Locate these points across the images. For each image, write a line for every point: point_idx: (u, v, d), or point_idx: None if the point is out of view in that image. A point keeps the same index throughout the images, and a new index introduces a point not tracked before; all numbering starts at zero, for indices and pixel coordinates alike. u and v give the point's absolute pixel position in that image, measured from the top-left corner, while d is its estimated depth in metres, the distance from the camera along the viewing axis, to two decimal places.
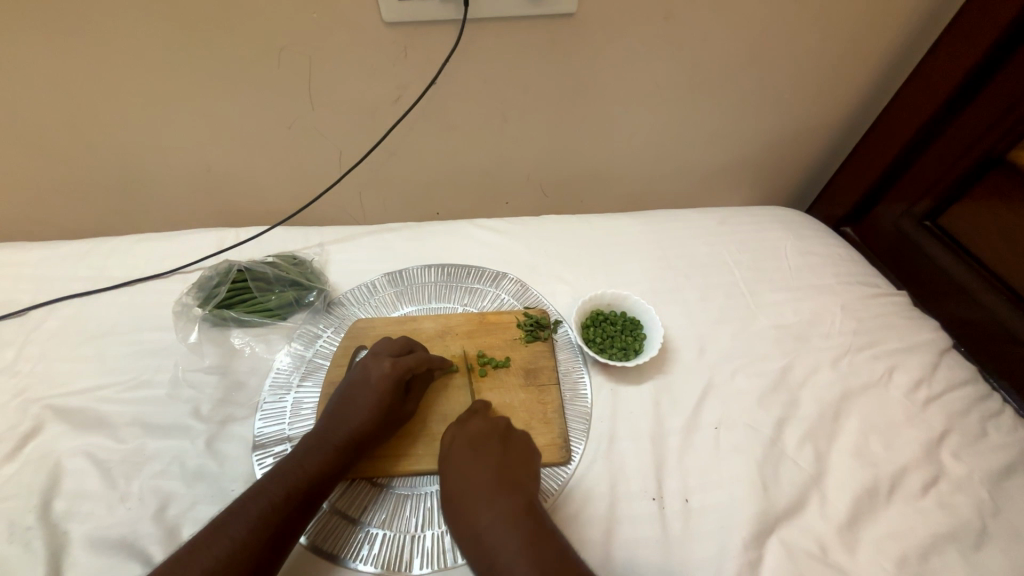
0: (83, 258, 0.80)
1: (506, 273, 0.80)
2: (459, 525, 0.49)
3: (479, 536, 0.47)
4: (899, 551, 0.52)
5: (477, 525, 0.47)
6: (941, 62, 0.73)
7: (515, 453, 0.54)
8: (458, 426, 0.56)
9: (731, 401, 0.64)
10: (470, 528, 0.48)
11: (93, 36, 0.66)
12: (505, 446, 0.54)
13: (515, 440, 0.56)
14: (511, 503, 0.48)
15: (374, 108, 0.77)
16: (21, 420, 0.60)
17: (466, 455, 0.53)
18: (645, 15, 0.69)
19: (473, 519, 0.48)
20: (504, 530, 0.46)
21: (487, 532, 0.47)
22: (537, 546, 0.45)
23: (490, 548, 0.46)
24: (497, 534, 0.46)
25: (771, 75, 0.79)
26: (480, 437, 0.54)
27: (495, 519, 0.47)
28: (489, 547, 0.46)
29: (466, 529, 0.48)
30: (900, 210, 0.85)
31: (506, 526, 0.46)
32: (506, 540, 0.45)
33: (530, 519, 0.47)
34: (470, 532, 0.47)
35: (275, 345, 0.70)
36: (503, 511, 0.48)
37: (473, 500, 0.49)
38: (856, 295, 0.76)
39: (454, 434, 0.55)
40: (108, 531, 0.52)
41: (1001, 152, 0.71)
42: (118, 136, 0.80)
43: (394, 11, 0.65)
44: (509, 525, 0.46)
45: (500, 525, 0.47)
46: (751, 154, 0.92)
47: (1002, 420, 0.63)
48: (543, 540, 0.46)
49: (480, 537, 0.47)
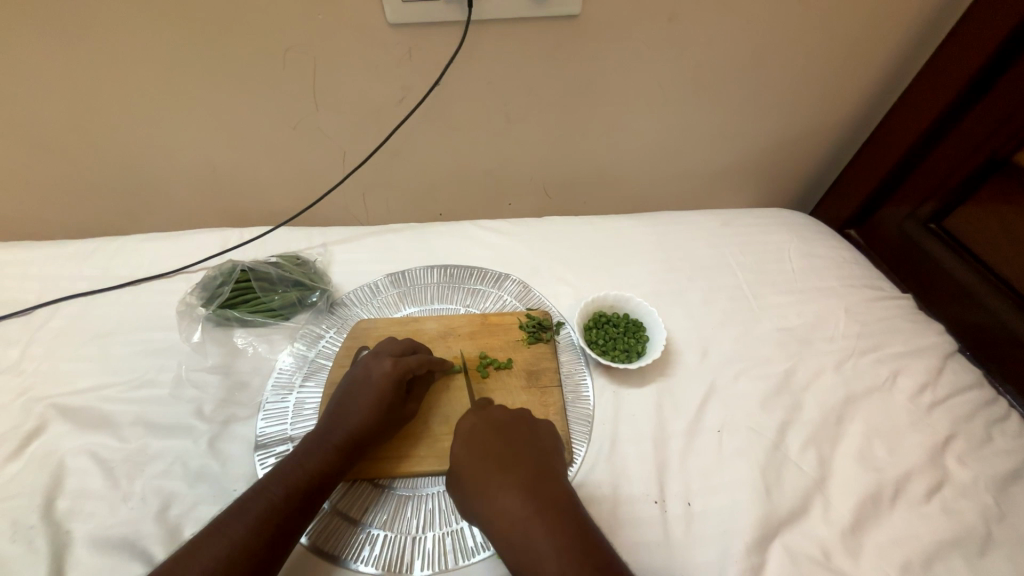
0: (87, 257, 0.80)
1: (509, 274, 0.80)
2: (488, 515, 0.48)
3: (512, 527, 0.46)
4: (903, 556, 0.52)
5: (508, 516, 0.47)
6: (946, 64, 0.72)
7: (538, 442, 0.54)
8: (479, 413, 0.56)
9: (734, 405, 0.63)
10: (501, 518, 0.47)
11: (98, 36, 0.66)
12: (527, 435, 0.54)
13: (538, 432, 0.56)
14: (541, 494, 0.48)
15: (377, 109, 0.78)
16: (24, 419, 0.61)
17: (488, 442, 0.53)
18: (649, 16, 0.69)
19: (503, 510, 0.47)
20: (537, 521, 0.46)
21: (519, 522, 0.46)
22: (572, 536, 0.45)
23: (524, 540, 0.45)
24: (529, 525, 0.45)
25: (775, 77, 0.79)
26: (503, 425, 0.54)
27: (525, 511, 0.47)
28: (523, 540, 0.45)
29: (495, 520, 0.47)
30: (904, 213, 0.85)
31: (539, 517, 0.46)
32: (540, 530, 0.45)
33: (560, 509, 0.47)
34: (502, 522, 0.47)
35: (277, 345, 0.70)
36: (534, 501, 0.47)
37: (501, 490, 0.48)
38: (860, 298, 0.76)
39: (474, 422, 0.55)
40: (111, 531, 0.52)
41: (1005, 155, 0.71)
42: (122, 136, 0.80)
43: (398, 13, 0.65)
44: (541, 515, 0.46)
45: (532, 516, 0.46)
46: (755, 155, 0.92)
47: (1008, 425, 0.63)
48: (576, 530, 0.46)
49: (513, 528, 0.46)
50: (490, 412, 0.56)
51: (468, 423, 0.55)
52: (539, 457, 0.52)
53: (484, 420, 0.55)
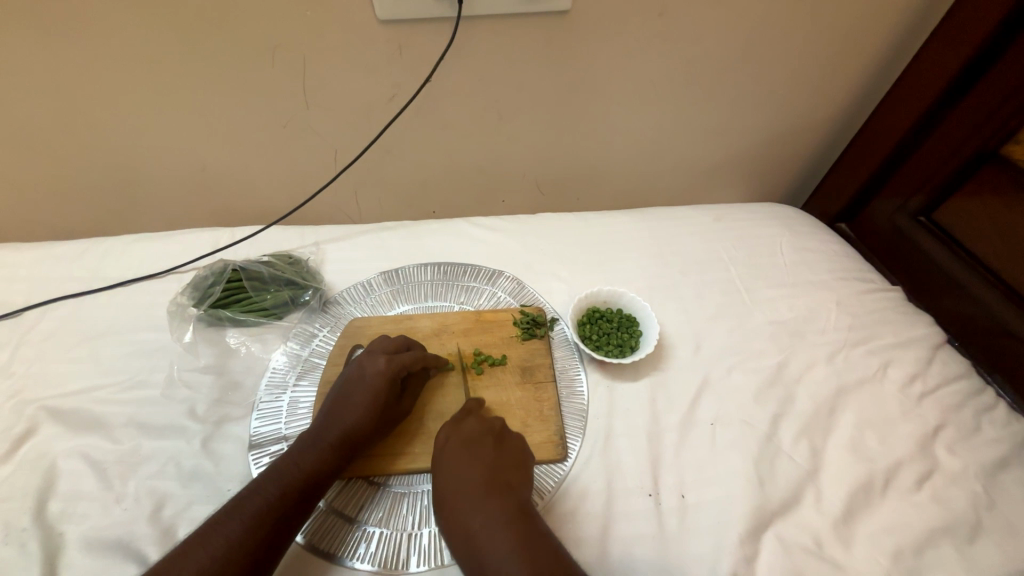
0: (78, 258, 0.80)
1: (503, 271, 0.80)
2: (451, 531, 0.49)
3: (471, 546, 0.47)
4: (894, 544, 0.52)
5: (468, 534, 0.47)
6: (935, 57, 0.73)
7: (509, 457, 0.54)
8: (452, 428, 0.56)
9: (727, 398, 0.64)
10: (462, 536, 0.48)
11: (84, 36, 0.66)
12: (496, 451, 0.54)
13: (509, 445, 0.55)
14: (504, 512, 0.48)
15: (369, 106, 0.77)
16: (16, 421, 0.60)
17: (456, 458, 0.53)
18: (640, 11, 0.69)
19: (465, 530, 0.48)
20: (495, 539, 0.46)
21: (478, 540, 0.46)
22: (530, 553, 0.44)
23: (482, 557, 0.45)
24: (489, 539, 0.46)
25: (765, 71, 0.79)
26: (473, 441, 0.54)
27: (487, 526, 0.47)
28: (481, 560, 0.45)
29: (457, 537, 0.48)
30: (894, 206, 0.85)
31: (496, 536, 0.46)
32: (498, 548, 0.45)
33: (523, 526, 0.47)
34: (462, 541, 0.47)
35: (270, 344, 0.69)
36: (494, 518, 0.47)
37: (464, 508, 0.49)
38: (851, 291, 0.77)
39: (446, 437, 0.55)
40: (104, 532, 0.52)
41: (995, 147, 0.71)
42: (110, 136, 0.80)
43: (388, 9, 0.65)
44: (499, 533, 0.46)
45: (491, 533, 0.46)
46: (747, 150, 0.93)
47: (996, 415, 0.63)
48: (536, 546, 0.45)
49: (471, 546, 0.47)
50: (464, 427, 0.56)
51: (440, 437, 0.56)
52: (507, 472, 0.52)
53: (455, 435, 0.55)
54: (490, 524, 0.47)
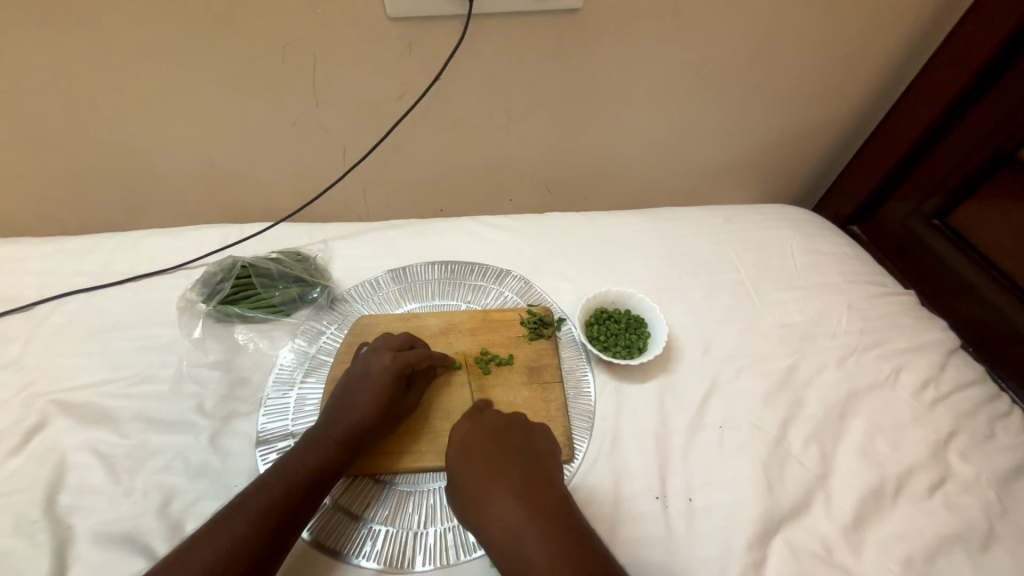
0: (88, 252, 0.80)
1: (510, 270, 0.80)
2: (483, 523, 0.48)
3: (508, 538, 0.46)
4: (905, 552, 0.52)
5: (505, 526, 0.46)
6: (952, 58, 0.72)
7: (534, 449, 0.53)
8: (472, 421, 0.56)
9: (735, 400, 0.63)
10: (497, 528, 0.47)
11: (96, 32, 0.66)
12: (523, 443, 0.54)
13: (534, 437, 0.55)
14: (540, 504, 0.47)
15: (378, 104, 0.77)
16: (25, 414, 0.61)
17: (482, 449, 0.52)
18: (652, 9, 0.68)
19: (501, 522, 0.47)
20: (535, 532, 0.45)
21: (517, 530, 0.46)
22: (572, 546, 0.44)
23: (522, 549, 0.45)
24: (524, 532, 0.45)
25: (778, 71, 0.78)
26: (499, 433, 0.54)
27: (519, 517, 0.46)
28: (520, 551, 0.45)
29: (491, 530, 0.47)
30: (907, 208, 0.84)
31: (536, 528, 0.45)
32: (540, 540, 0.45)
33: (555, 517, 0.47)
34: (498, 533, 0.46)
35: (278, 341, 0.70)
36: (531, 510, 0.47)
37: (498, 499, 0.48)
38: (863, 294, 0.76)
39: (469, 429, 0.55)
40: (112, 526, 0.52)
41: (1011, 150, 0.70)
42: (121, 132, 0.80)
43: (398, 6, 0.65)
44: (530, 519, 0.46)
45: (530, 525, 0.46)
46: (757, 151, 0.92)
47: (1011, 421, 0.62)
48: (575, 539, 0.45)
49: (508, 539, 0.46)
50: (486, 420, 0.56)
51: (462, 429, 0.55)
52: (536, 463, 0.52)
53: (479, 427, 0.55)
54: (528, 517, 0.46)
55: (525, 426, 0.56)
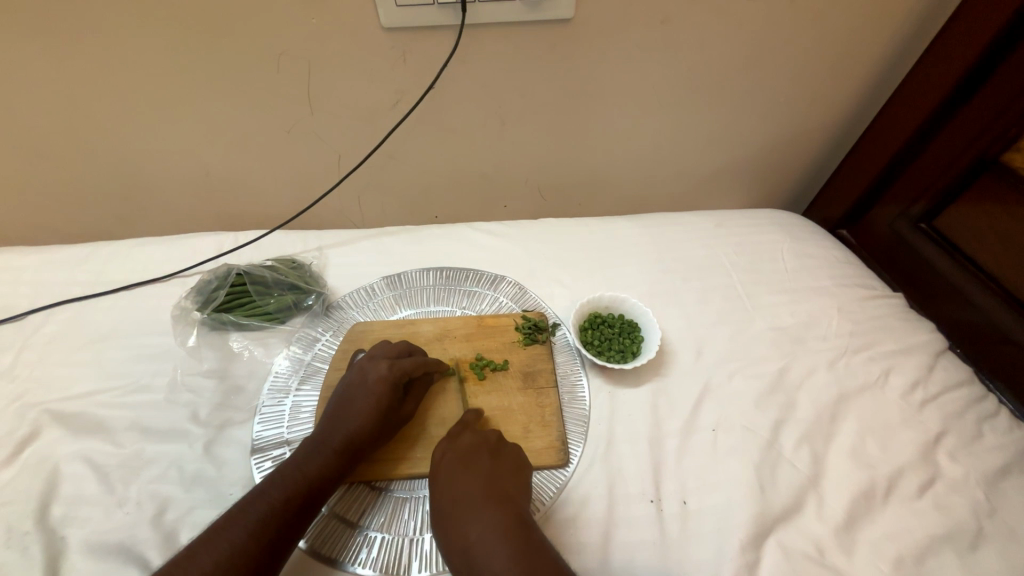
0: (82, 261, 0.80)
1: (505, 276, 0.80)
2: (450, 545, 0.48)
3: (472, 560, 0.46)
4: (896, 552, 0.52)
5: (468, 549, 0.47)
6: (936, 65, 0.73)
7: (509, 470, 0.54)
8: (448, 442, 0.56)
9: (729, 403, 0.64)
10: (462, 552, 0.47)
11: (90, 41, 0.66)
12: (495, 466, 0.54)
13: (508, 457, 0.55)
14: (504, 526, 0.47)
15: (372, 112, 0.78)
16: (18, 425, 0.60)
17: (453, 471, 0.53)
18: (642, 18, 0.69)
19: (466, 545, 0.47)
20: (495, 553, 0.45)
21: (478, 552, 0.46)
22: (531, 567, 0.44)
23: (483, 572, 0.45)
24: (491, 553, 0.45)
25: (767, 78, 0.79)
26: (472, 453, 0.54)
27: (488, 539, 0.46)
28: (482, 574, 0.45)
29: (456, 553, 0.47)
30: (895, 213, 0.86)
31: (496, 549, 0.46)
32: (499, 562, 0.45)
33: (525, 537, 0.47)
34: (462, 556, 0.47)
35: (273, 349, 0.70)
36: (493, 530, 0.47)
37: (463, 521, 0.48)
38: (852, 297, 0.77)
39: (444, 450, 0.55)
40: (107, 536, 0.52)
41: (995, 155, 0.72)
42: (115, 141, 0.80)
43: (393, 16, 0.66)
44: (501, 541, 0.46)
45: (491, 547, 0.46)
46: (747, 156, 0.93)
47: (998, 422, 0.63)
48: (536, 560, 0.45)
49: (475, 559, 0.46)
50: (460, 441, 0.56)
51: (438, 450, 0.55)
52: (506, 485, 0.52)
53: (453, 448, 0.55)
54: (496, 535, 0.47)
55: (501, 446, 0.56)
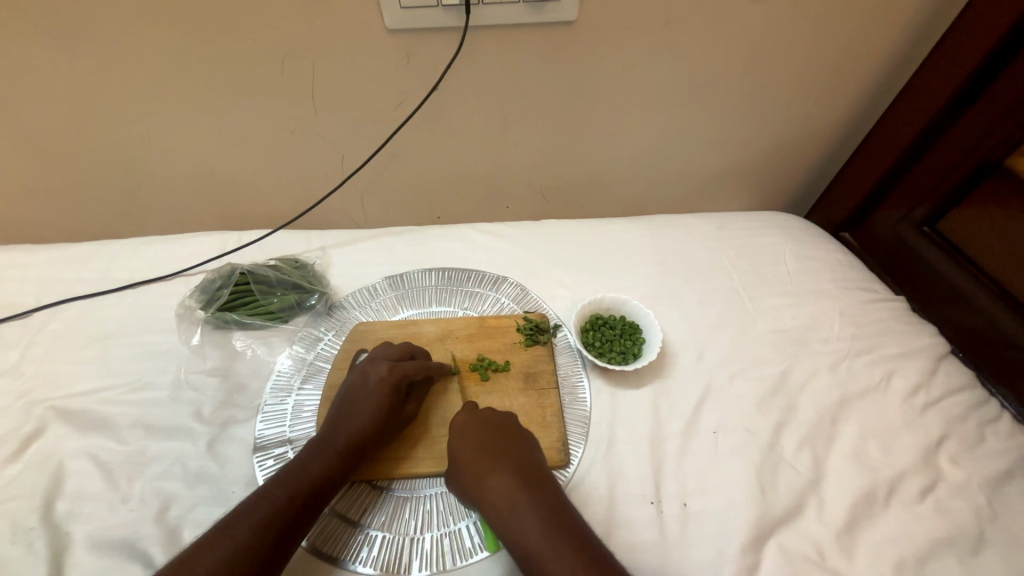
0: (88, 259, 0.81)
1: (507, 277, 0.80)
2: (482, 504, 0.52)
3: (507, 519, 0.50)
4: (896, 556, 0.52)
5: (504, 507, 0.50)
6: (941, 67, 0.73)
7: (527, 439, 0.57)
8: (469, 410, 0.59)
9: (729, 406, 0.64)
10: (496, 511, 0.51)
11: (97, 42, 0.67)
12: (516, 432, 0.58)
13: (523, 429, 0.59)
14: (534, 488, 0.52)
15: (375, 113, 0.78)
16: (24, 421, 0.61)
17: (479, 437, 0.56)
18: (645, 21, 0.69)
19: (503, 505, 0.50)
20: (530, 512, 0.49)
21: (515, 511, 0.50)
22: (564, 524, 0.48)
23: (518, 527, 0.49)
24: (523, 513, 0.49)
25: (769, 81, 0.80)
26: (493, 423, 0.57)
27: (518, 500, 0.50)
28: (516, 525, 0.49)
29: (490, 510, 0.51)
30: (898, 216, 0.85)
31: (531, 508, 0.50)
32: (535, 520, 0.49)
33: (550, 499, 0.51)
34: (496, 515, 0.50)
35: (276, 348, 0.70)
36: (526, 494, 0.51)
37: (496, 483, 0.52)
38: (855, 300, 0.77)
39: (466, 418, 0.58)
40: (111, 532, 0.52)
41: (999, 159, 0.72)
42: (121, 140, 0.81)
43: (397, 18, 0.66)
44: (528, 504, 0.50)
45: (525, 506, 0.50)
46: (750, 159, 0.93)
47: (1000, 426, 0.63)
48: (565, 518, 0.49)
49: (507, 517, 0.50)
50: (479, 409, 0.59)
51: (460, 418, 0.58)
52: (529, 452, 0.56)
53: (475, 417, 0.58)
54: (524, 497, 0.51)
55: (516, 421, 0.59)
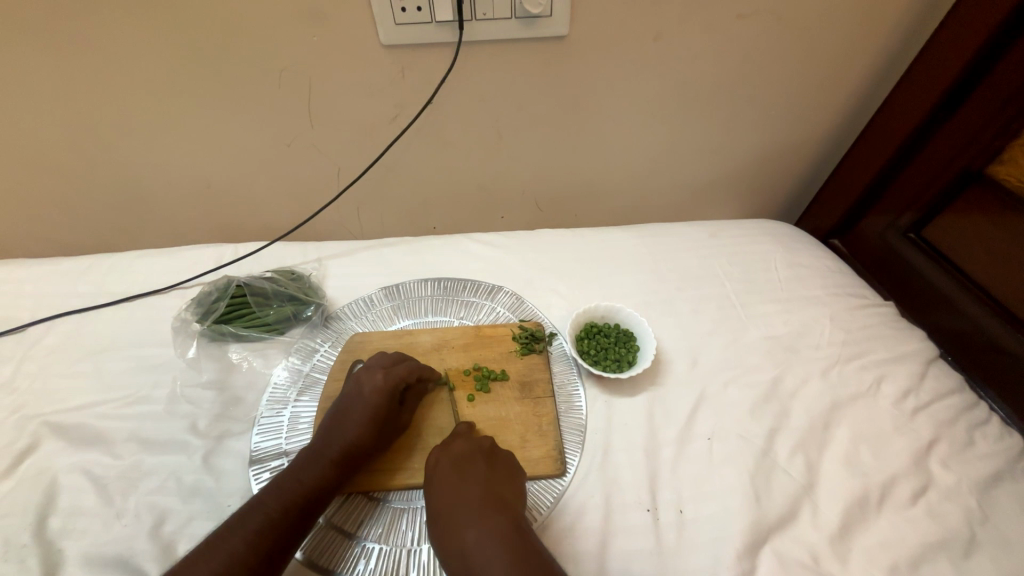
0: (82, 273, 0.81)
1: (502, 286, 0.81)
2: (445, 547, 0.49)
3: (463, 554, 0.47)
4: (891, 559, 0.53)
5: (460, 542, 0.48)
6: (923, 77, 0.75)
7: (500, 472, 0.55)
8: (441, 450, 0.57)
9: (724, 412, 0.65)
10: (455, 547, 0.48)
11: (94, 59, 0.68)
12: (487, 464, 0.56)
13: (500, 465, 0.56)
14: (499, 523, 0.49)
15: (371, 126, 0.79)
16: (18, 437, 0.61)
17: (448, 477, 0.54)
18: (635, 36, 0.71)
19: (460, 541, 0.48)
20: (487, 545, 0.47)
21: (468, 547, 0.47)
22: (520, 563, 0.45)
23: (473, 563, 0.46)
24: (479, 551, 0.47)
25: (756, 94, 0.81)
26: (464, 460, 0.56)
27: (478, 535, 0.48)
28: (473, 563, 0.46)
29: (451, 551, 0.48)
30: (885, 223, 0.87)
31: (488, 543, 0.47)
32: (489, 554, 0.46)
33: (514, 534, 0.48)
34: (455, 552, 0.48)
35: (272, 359, 0.70)
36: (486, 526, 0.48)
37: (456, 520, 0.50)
38: (845, 306, 0.78)
39: (437, 457, 0.57)
40: (104, 548, 0.52)
41: (980, 167, 0.73)
42: (117, 154, 0.81)
43: (392, 34, 0.67)
44: (490, 540, 0.47)
45: (483, 539, 0.47)
46: (740, 168, 0.95)
47: (989, 429, 0.64)
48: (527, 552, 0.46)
49: (465, 557, 0.47)
50: (452, 446, 0.57)
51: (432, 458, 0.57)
52: (499, 486, 0.53)
53: (446, 455, 0.56)
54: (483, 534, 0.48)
55: (493, 454, 0.57)
